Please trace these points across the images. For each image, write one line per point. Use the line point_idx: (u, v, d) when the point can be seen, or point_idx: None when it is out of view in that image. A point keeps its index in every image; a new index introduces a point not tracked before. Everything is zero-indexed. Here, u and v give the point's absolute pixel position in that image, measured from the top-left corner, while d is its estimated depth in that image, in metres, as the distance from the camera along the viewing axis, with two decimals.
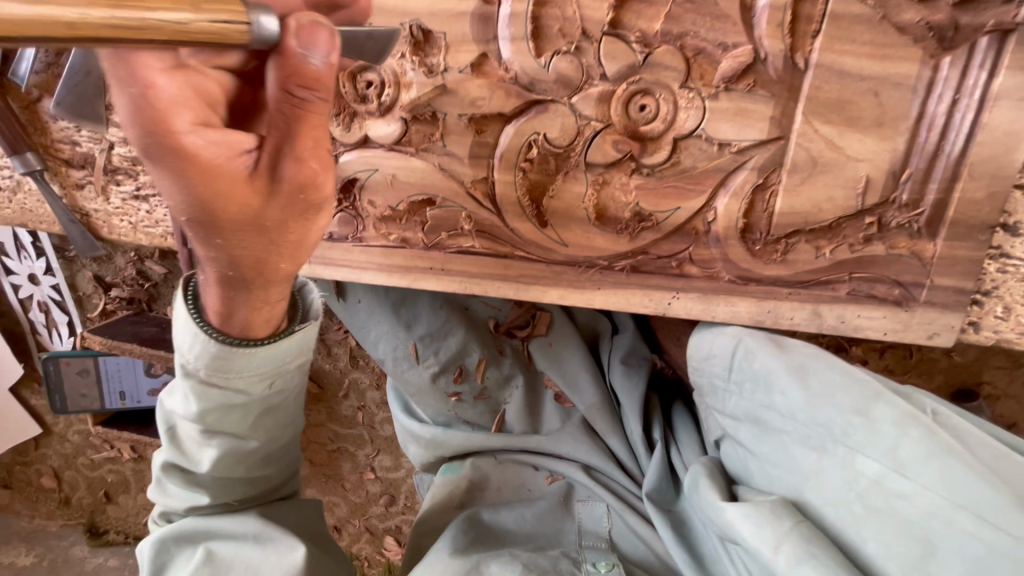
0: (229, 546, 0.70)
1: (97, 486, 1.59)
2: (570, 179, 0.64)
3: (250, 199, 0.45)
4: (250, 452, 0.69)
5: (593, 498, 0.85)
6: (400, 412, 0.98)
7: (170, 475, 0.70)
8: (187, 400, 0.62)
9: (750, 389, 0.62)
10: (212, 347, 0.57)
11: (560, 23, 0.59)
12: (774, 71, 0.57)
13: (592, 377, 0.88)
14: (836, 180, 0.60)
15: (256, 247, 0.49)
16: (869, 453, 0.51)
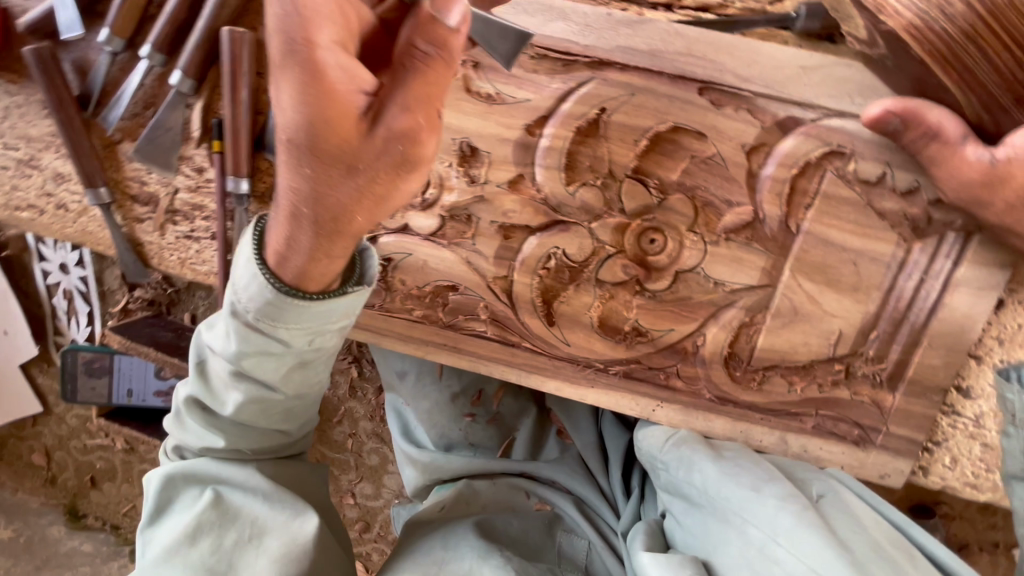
0: (241, 496, 0.71)
1: (85, 470, 1.63)
2: (581, 289, 0.72)
3: (354, 135, 0.49)
4: (274, 406, 0.67)
5: (576, 532, 0.99)
6: (405, 433, 1.13)
7: (192, 414, 0.69)
8: (228, 336, 0.60)
9: (674, 465, 0.71)
10: (267, 291, 0.55)
11: (591, 161, 0.67)
12: (770, 230, 0.66)
13: (590, 421, 1.07)
14: (812, 329, 0.68)
15: (342, 182, 0.51)
16: (759, 525, 0.61)
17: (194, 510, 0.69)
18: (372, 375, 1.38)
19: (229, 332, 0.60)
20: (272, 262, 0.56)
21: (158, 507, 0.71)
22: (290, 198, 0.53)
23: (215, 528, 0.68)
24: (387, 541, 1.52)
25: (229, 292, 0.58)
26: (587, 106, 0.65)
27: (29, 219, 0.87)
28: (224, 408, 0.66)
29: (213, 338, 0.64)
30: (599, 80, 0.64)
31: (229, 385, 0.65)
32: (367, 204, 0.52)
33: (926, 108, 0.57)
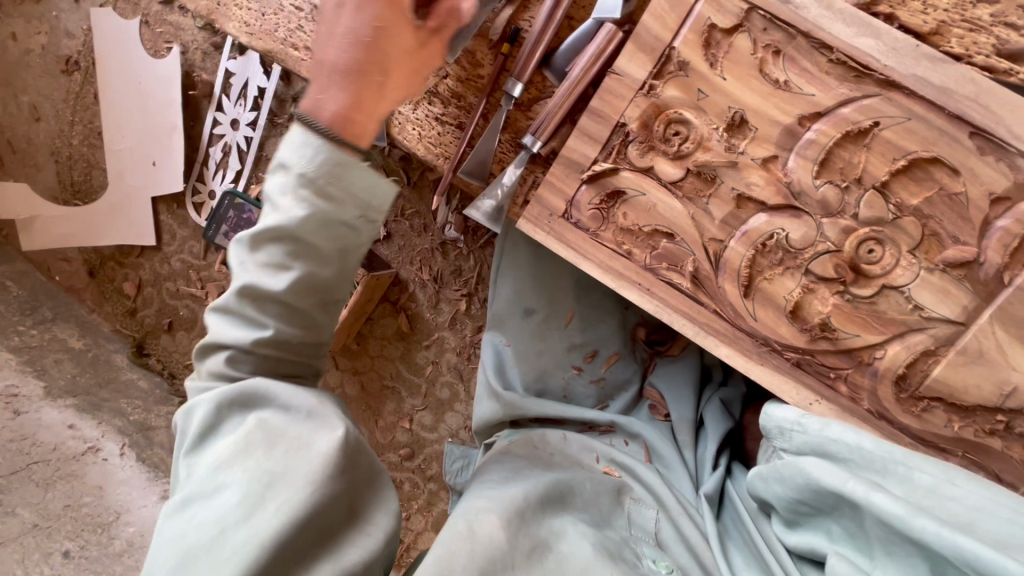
0: (282, 419, 0.69)
1: (166, 313, 1.71)
2: (788, 274, 0.79)
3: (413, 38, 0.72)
4: (323, 289, 0.71)
5: (643, 502, 0.97)
6: (495, 369, 1.20)
7: (242, 305, 0.70)
8: (288, 203, 0.67)
9: (813, 425, 0.74)
10: (326, 143, 0.66)
11: (844, 165, 0.75)
12: (983, 274, 0.73)
13: (692, 400, 1.13)
14: (989, 376, 0.74)
15: (403, 60, 0.71)
16: (920, 469, 0.66)
17: (240, 434, 0.67)
18: (478, 314, 1.45)
19: (289, 201, 0.66)
20: (304, 117, 0.67)
21: (203, 433, 0.70)
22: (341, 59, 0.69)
23: (260, 449, 0.66)
24: (424, 475, 1.56)
25: (292, 172, 0.66)
26: (863, 116, 0.73)
27: (300, 59, 0.97)
28: (272, 286, 0.68)
29: (267, 223, 0.68)
30: (883, 98, 0.72)
31: (279, 269, 0.68)
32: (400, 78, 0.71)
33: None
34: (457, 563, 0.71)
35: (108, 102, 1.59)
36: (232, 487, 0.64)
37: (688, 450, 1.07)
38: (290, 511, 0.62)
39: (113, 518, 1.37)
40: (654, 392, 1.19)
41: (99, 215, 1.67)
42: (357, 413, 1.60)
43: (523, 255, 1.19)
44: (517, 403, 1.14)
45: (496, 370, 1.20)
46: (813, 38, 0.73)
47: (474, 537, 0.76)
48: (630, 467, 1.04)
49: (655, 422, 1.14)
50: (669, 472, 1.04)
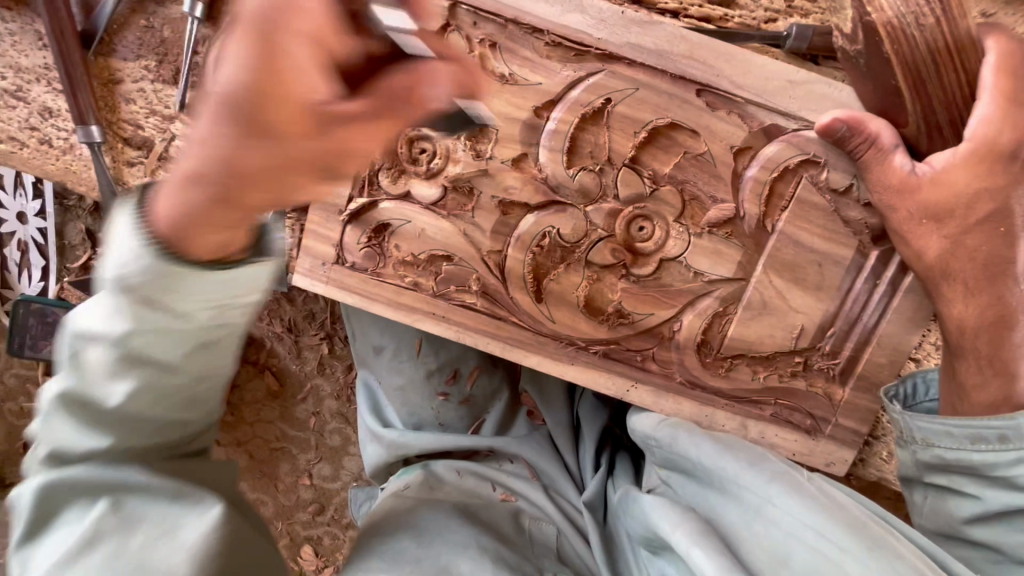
0: (155, 510, 0.48)
1: (16, 435, 1.54)
2: (571, 269, 0.76)
3: (310, 138, 0.35)
4: (179, 393, 0.46)
5: (543, 520, 0.95)
6: (370, 413, 1.16)
7: (53, 424, 0.45)
8: (110, 318, 0.42)
9: (666, 440, 0.71)
10: (149, 248, 0.39)
11: (592, 148, 0.72)
12: (748, 227, 0.72)
13: (565, 403, 1.11)
14: (778, 323, 0.74)
15: (287, 178, 0.37)
16: (751, 489, 0.58)
17: (88, 522, 0.46)
18: (344, 352, 1.38)
19: (115, 309, 0.41)
20: (143, 193, 0.40)
21: (36, 524, 0.47)
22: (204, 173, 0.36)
23: (128, 547, 0.46)
24: (340, 525, 1.50)
25: (107, 267, 0.40)
26: (594, 95, 0.69)
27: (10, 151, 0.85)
28: (110, 414, 0.45)
29: (103, 332, 0.42)
30: (607, 72, 0.69)
31: (112, 378, 0.44)
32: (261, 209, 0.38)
33: (869, 118, 0.64)
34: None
35: None
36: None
37: (569, 455, 1.05)
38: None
39: None
40: (529, 398, 1.16)
41: None
42: (253, 484, 1.49)
43: None
44: (398, 440, 1.09)
45: (372, 411, 1.16)
46: (523, 24, 0.68)
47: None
48: (523, 491, 0.99)
49: (534, 430, 1.12)
50: (557, 487, 1.01)
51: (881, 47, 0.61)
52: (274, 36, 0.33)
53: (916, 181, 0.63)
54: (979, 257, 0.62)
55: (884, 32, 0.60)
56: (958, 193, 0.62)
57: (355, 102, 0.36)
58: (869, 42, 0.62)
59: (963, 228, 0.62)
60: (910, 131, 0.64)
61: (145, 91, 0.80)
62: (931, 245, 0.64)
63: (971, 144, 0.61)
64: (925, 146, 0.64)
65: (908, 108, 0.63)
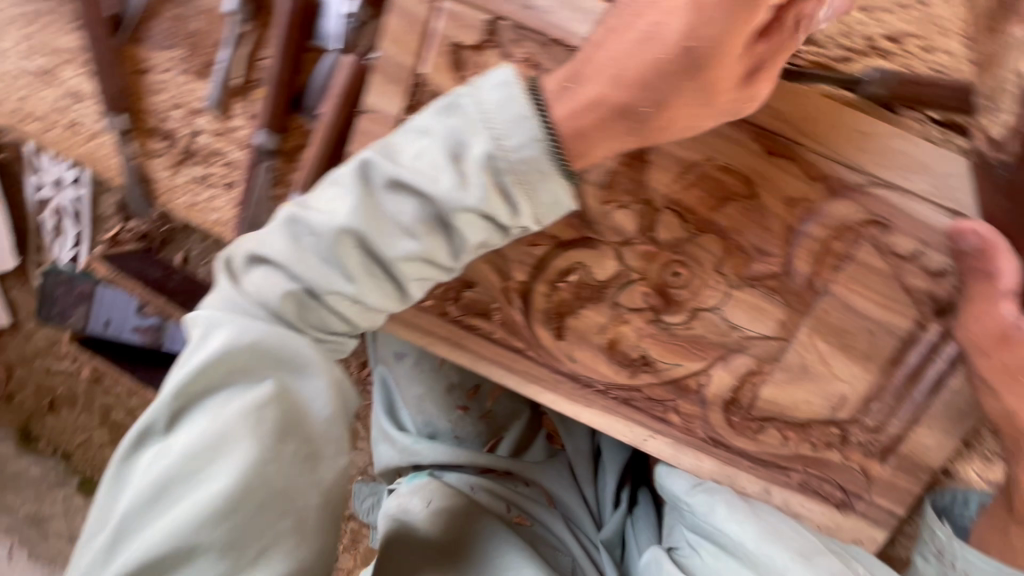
0: (304, 404, 0.60)
1: (44, 392, 1.57)
2: (597, 309, 0.71)
3: (731, 94, 0.57)
4: (429, 276, 0.62)
5: (560, 549, 0.96)
6: (385, 414, 1.14)
7: (345, 241, 0.57)
8: (468, 186, 0.55)
9: (703, 508, 0.71)
10: (541, 155, 0.55)
11: (632, 184, 0.66)
12: (794, 284, 0.66)
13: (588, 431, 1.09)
14: (818, 390, 0.69)
15: (704, 117, 0.58)
16: None
17: (256, 399, 0.57)
18: (359, 349, 1.37)
19: (465, 179, 0.55)
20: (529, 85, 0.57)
21: (222, 372, 0.57)
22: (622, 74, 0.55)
23: (274, 431, 0.57)
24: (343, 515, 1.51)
25: (486, 138, 0.55)
26: None
27: (35, 133, 0.83)
28: (389, 251, 0.58)
29: (455, 190, 0.55)
30: None
31: (404, 232, 0.58)
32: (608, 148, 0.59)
33: (1009, 254, 0.57)
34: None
35: None
36: (241, 465, 0.55)
37: (588, 488, 1.04)
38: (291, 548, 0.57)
39: None
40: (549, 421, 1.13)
41: None
42: None
43: None
44: (410, 448, 1.09)
45: (387, 412, 1.14)
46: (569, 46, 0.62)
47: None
48: (540, 517, 0.98)
49: (552, 455, 1.09)
50: (574, 518, 1.01)
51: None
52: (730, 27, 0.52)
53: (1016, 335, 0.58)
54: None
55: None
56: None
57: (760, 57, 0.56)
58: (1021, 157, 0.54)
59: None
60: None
61: (173, 82, 0.77)
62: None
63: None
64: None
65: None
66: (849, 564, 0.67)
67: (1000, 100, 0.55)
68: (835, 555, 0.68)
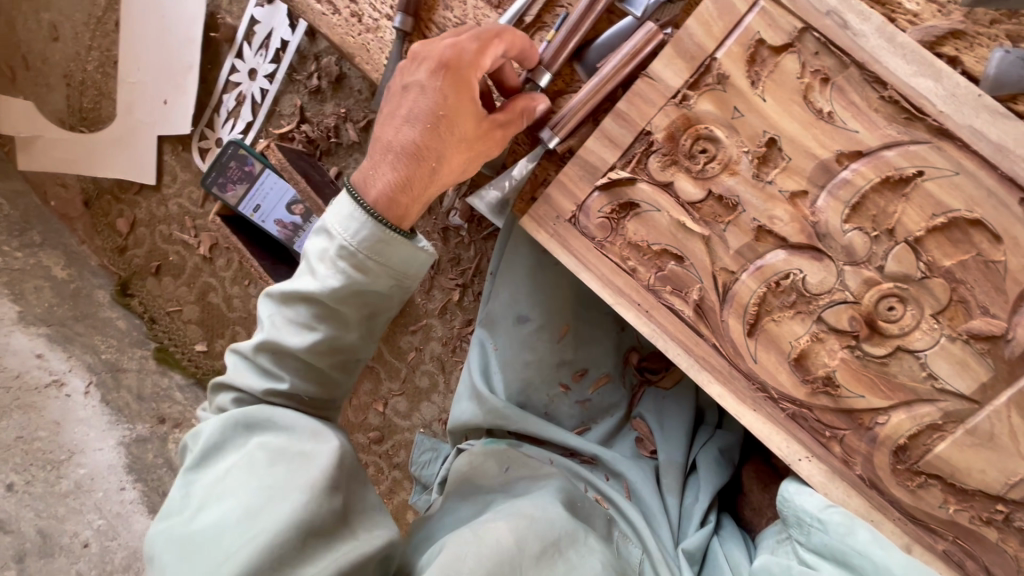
0: (283, 439, 0.67)
1: (155, 256, 1.67)
2: (797, 319, 0.74)
3: (482, 131, 0.75)
4: (341, 351, 0.73)
5: (631, 539, 0.93)
6: (479, 371, 1.14)
7: (257, 359, 0.72)
8: (325, 275, 0.68)
9: (840, 531, 0.71)
10: (369, 219, 0.67)
11: (877, 212, 0.70)
12: (1008, 352, 0.67)
13: (685, 443, 1.04)
14: (997, 462, 0.69)
15: (466, 159, 0.75)
16: None
17: (243, 453, 0.66)
18: (470, 307, 1.40)
19: (326, 270, 0.69)
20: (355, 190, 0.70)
21: (205, 452, 0.67)
22: (433, 108, 0.71)
23: (259, 467, 0.64)
24: (390, 462, 1.51)
25: (333, 242, 0.68)
26: (907, 162, 0.67)
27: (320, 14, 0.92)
28: (288, 346, 0.70)
29: (296, 284, 0.70)
30: (932, 146, 0.67)
31: (302, 329, 0.70)
32: (445, 184, 0.75)
33: None
34: (466, 562, 0.72)
35: (129, 34, 1.54)
36: (239, 494, 0.63)
37: (671, 496, 1.00)
38: (304, 505, 0.61)
39: (68, 457, 1.42)
40: (642, 423, 1.11)
41: (104, 144, 1.62)
42: None
43: (512, 251, 1.10)
44: (501, 411, 1.08)
45: (482, 370, 1.13)
46: (867, 70, 0.67)
47: (483, 542, 0.75)
48: (616, 500, 0.98)
49: (639, 457, 1.07)
50: (652, 519, 0.97)
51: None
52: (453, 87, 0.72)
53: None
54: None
55: None
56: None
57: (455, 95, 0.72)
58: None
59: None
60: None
61: (466, 5, 0.85)
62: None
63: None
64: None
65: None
66: None
67: None
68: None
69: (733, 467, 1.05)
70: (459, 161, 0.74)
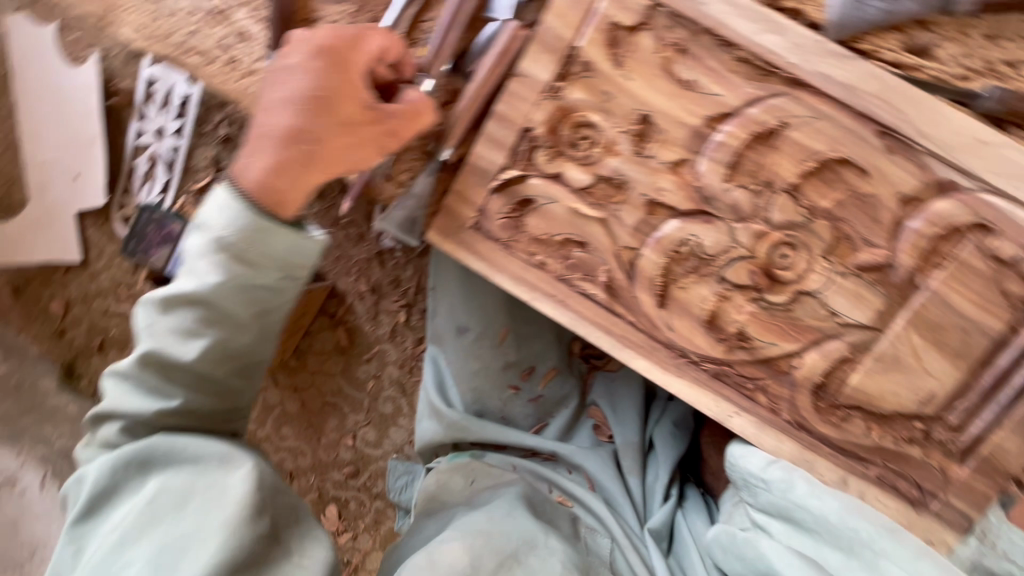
0: (187, 474, 0.70)
1: (96, 333, 1.60)
2: (701, 282, 0.76)
3: (369, 120, 0.72)
4: (237, 353, 0.74)
5: (598, 530, 0.94)
6: (434, 387, 1.14)
7: (145, 375, 0.72)
8: (205, 273, 0.70)
9: (781, 487, 0.73)
10: (242, 209, 0.69)
11: (755, 167, 0.72)
12: (896, 277, 0.70)
13: (639, 422, 1.07)
14: (906, 383, 0.72)
15: (348, 150, 0.73)
16: (891, 560, 0.65)
17: (145, 496, 0.68)
18: (418, 325, 1.41)
19: (207, 268, 0.70)
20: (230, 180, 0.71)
21: (103, 496, 0.69)
22: (308, 87, 0.70)
23: (164, 510, 0.67)
24: (370, 493, 1.50)
25: (208, 238, 0.69)
26: (771, 116, 0.70)
27: (195, 65, 0.91)
28: (176, 357, 0.70)
29: (177, 289, 0.71)
30: (790, 97, 0.69)
31: (190, 335, 0.71)
32: (327, 175, 0.73)
33: None
34: None
35: (27, 115, 1.51)
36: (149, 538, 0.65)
37: (632, 478, 1.01)
38: (218, 547, 0.64)
39: (31, 554, 1.50)
40: (598, 411, 1.14)
41: (21, 230, 1.58)
42: (298, 432, 1.53)
43: (440, 267, 1.12)
44: (458, 425, 1.10)
45: (437, 387, 1.14)
46: (717, 35, 0.70)
47: (435, 566, 0.76)
48: (580, 497, 0.99)
49: (598, 445, 1.08)
50: (616, 505, 0.98)
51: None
52: (336, 72, 0.70)
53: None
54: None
55: None
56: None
57: (335, 78, 0.70)
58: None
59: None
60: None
61: None
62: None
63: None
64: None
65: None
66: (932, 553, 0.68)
67: None
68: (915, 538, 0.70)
69: (689, 437, 1.08)
70: (335, 149, 0.72)
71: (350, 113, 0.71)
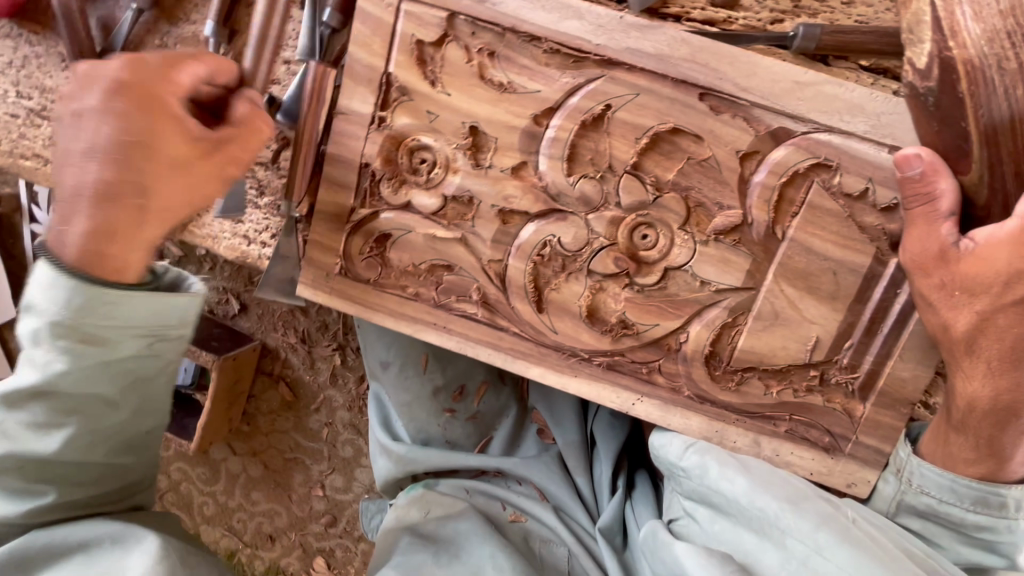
0: (75, 564, 0.63)
1: None
2: (571, 279, 0.74)
3: (201, 155, 0.65)
4: (111, 433, 0.66)
5: (554, 540, 0.95)
6: (378, 424, 1.11)
7: (3, 478, 0.63)
8: (44, 360, 0.61)
9: (697, 473, 0.71)
10: (70, 283, 0.59)
11: (592, 155, 0.70)
12: (756, 234, 0.69)
13: (577, 419, 1.06)
14: (790, 335, 0.71)
15: (192, 191, 0.66)
16: (797, 535, 0.61)
17: None
18: (355, 364, 1.38)
19: (46, 355, 0.61)
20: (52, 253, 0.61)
21: None
22: (113, 134, 0.61)
23: None
24: (352, 537, 1.49)
25: (39, 321, 0.60)
26: (593, 101, 0.68)
27: (31, 169, 0.88)
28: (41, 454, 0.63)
29: (19, 382, 0.62)
30: (607, 78, 0.67)
31: (48, 427, 0.63)
32: (170, 219, 0.66)
33: (943, 173, 0.59)
34: None
35: None
36: None
37: (581, 478, 1.01)
38: None
39: None
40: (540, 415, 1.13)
41: None
42: (268, 493, 1.51)
43: None
44: (407, 457, 1.05)
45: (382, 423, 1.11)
46: (521, 32, 0.68)
47: None
48: (532, 510, 0.98)
49: (544, 450, 1.07)
50: (568, 510, 0.98)
51: (956, 87, 0.56)
52: (148, 109, 0.62)
53: (957, 255, 0.59)
54: (1008, 338, 0.60)
55: (962, 71, 0.55)
56: (995, 274, 0.59)
57: (147, 116, 0.61)
58: (943, 80, 0.56)
59: (995, 306, 0.59)
60: (970, 180, 0.59)
61: None
62: (961, 317, 0.61)
63: (1019, 223, 0.57)
64: (984, 202, 0.59)
65: (974, 157, 0.58)
66: (842, 508, 0.65)
67: (921, 32, 0.57)
68: (828, 500, 0.66)
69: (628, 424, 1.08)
70: (175, 193, 0.65)
71: (176, 151, 0.63)
